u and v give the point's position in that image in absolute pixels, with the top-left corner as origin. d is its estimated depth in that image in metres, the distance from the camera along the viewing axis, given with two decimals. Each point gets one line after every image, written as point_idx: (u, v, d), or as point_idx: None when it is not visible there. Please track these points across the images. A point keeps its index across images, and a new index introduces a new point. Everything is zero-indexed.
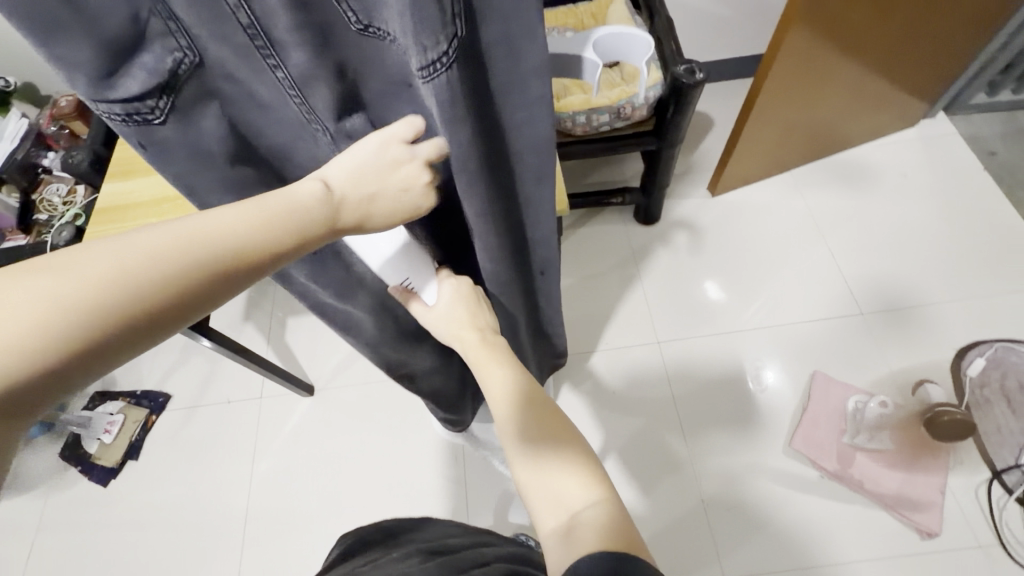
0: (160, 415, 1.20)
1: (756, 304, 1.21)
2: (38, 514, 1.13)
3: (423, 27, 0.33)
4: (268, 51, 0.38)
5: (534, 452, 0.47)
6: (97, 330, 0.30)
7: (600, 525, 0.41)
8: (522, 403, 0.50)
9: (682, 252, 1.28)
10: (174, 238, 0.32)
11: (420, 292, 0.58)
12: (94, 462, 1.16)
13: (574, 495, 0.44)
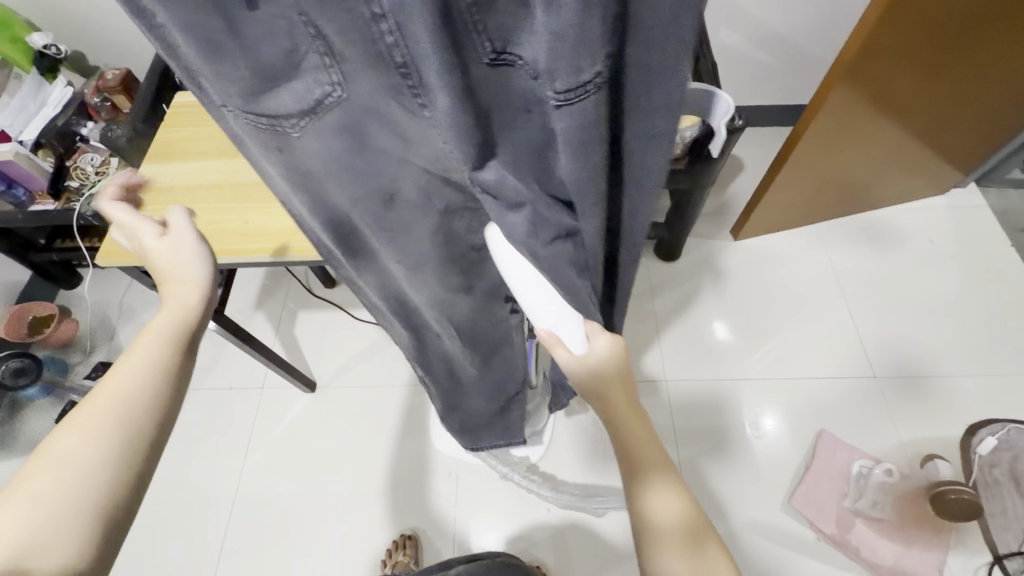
0: None
1: (763, 349, 1.21)
2: None
3: (575, 55, 0.35)
4: (416, 90, 0.39)
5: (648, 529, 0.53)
6: (117, 441, 0.41)
7: None
8: (641, 474, 0.56)
9: (699, 291, 1.28)
10: (115, 382, 0.44)
11: (567, 341, 0.57)
12: None
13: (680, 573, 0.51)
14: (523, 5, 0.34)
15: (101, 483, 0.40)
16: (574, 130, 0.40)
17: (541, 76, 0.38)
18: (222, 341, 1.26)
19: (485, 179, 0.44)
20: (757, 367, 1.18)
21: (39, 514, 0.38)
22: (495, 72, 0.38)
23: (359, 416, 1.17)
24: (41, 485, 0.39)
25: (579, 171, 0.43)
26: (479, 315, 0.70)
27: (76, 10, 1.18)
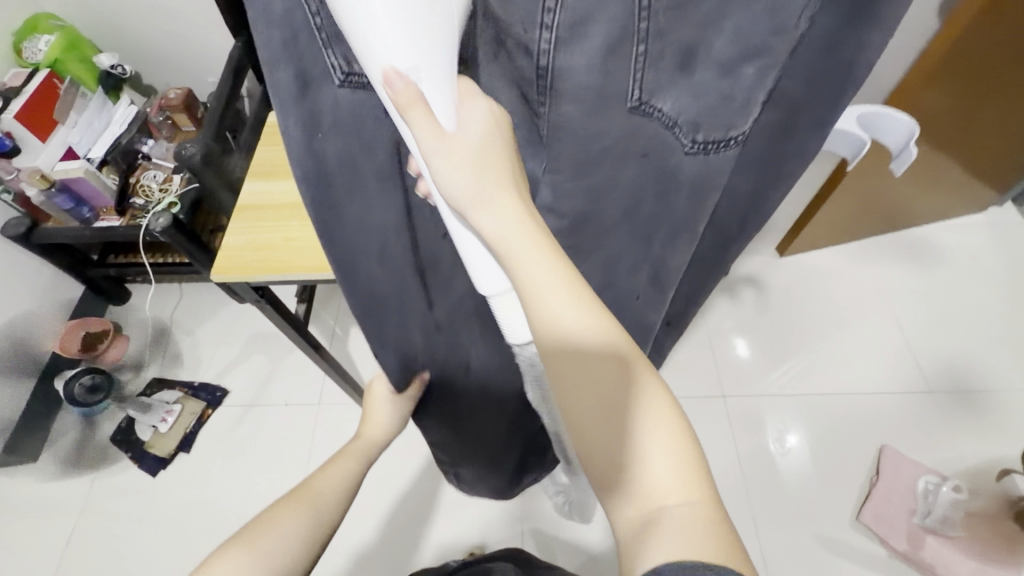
0: (217, 409, 1.19)
1: (783, 366, 1.22)
2: (83, 497, 1.11)
3: (726, 109, 0.35)
4: (544, 95, 0.35)
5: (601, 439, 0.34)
6: (330, 506, 0.55)
7: (697, 530, 0.31)
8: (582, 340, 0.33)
9: (745, 306, 1.30)
10: (331, 470, 0.60)
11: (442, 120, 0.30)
12: (146, 450, 1.15)
13: (659, 486, 0.32)
14: (685, 67, 0.34)
15: (311, 529, 0.52)
16: (700, 175, 0.40)
17: (678, 127, 0.37)
18: (276, 355, 1.26)
19: (567, 184, 0.42)
20: (806, 384, 1.19)
21: (276, 536, 0.49)
22: (631, 120, 0.37)
23: (416, 431, 1.17)
24: (285, 514, 0.51)
25: (692, 212, 0.44)
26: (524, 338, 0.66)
27: (135, 30, 1.19)
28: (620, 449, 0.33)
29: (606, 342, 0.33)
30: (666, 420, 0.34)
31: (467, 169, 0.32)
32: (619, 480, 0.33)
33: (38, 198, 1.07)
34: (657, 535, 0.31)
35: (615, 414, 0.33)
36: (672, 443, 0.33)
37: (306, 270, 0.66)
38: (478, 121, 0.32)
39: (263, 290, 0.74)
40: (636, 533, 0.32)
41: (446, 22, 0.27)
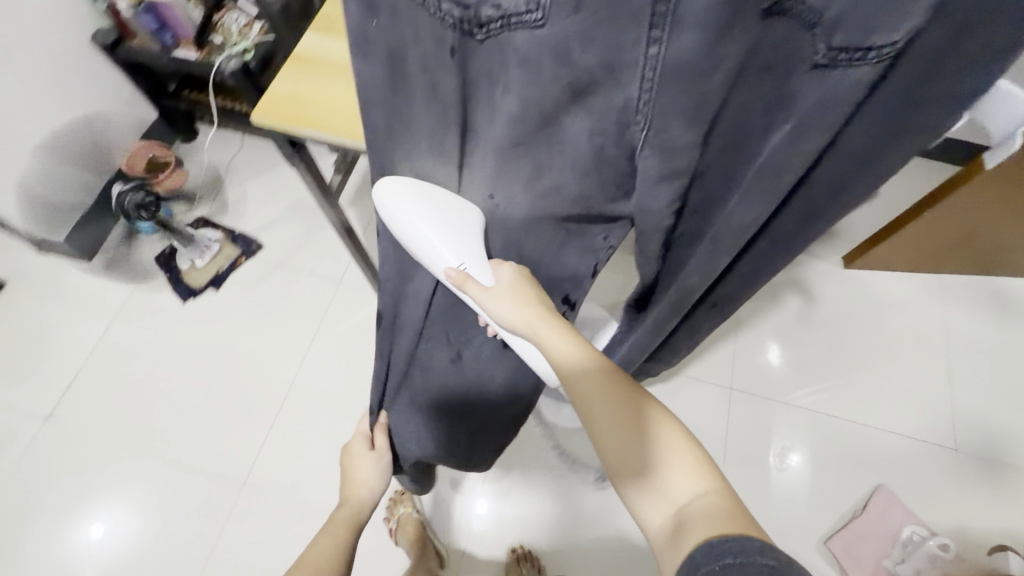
0: (249, 259, 1.26)
1: (805, 378, 1.15)
2: (120, 302, 1.21)
3: (882, 11, 0.30)
4: (657, 23, 0.33)
5: (630, 475, 0.45)
6: None
7: (710, 512, 0.40)
8: (603, 390, 0.48)
9: (788, 308, 1.22)
10: None
11: (478, 274, 0.56)
12: (181, 276, 1.23)
13: (679, 492, 0.43)
14: None
15: None
16: (823, 100, 0.36)
17: (818, 28, 0.32)
18: (313, 226, 1.29)
19: (670, 133, 0.39)
20: (828, 408, 1.12)
21: None
22: (760, 29, 0.33)
23: None
24: None
25: (790, 154, 0.40)
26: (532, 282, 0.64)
27: None
28: (637, 459, 0.45)
29: (616, 392, 0.47)
30: (670, 435, 0.46)
31: (504, 310, 0.55)
32: (649, 497, 0.44)
33: (127, 12, 1.10)
34: (686, 526, 0.40)
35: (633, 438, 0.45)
36: (670, 443, 0.45)
37: (342, 136, 0.64)
38: (507, 278, 0.57)
39: (299, 148, 0.73)
40: (669, 533, 0.41)
41: (469, 228, 0.55)
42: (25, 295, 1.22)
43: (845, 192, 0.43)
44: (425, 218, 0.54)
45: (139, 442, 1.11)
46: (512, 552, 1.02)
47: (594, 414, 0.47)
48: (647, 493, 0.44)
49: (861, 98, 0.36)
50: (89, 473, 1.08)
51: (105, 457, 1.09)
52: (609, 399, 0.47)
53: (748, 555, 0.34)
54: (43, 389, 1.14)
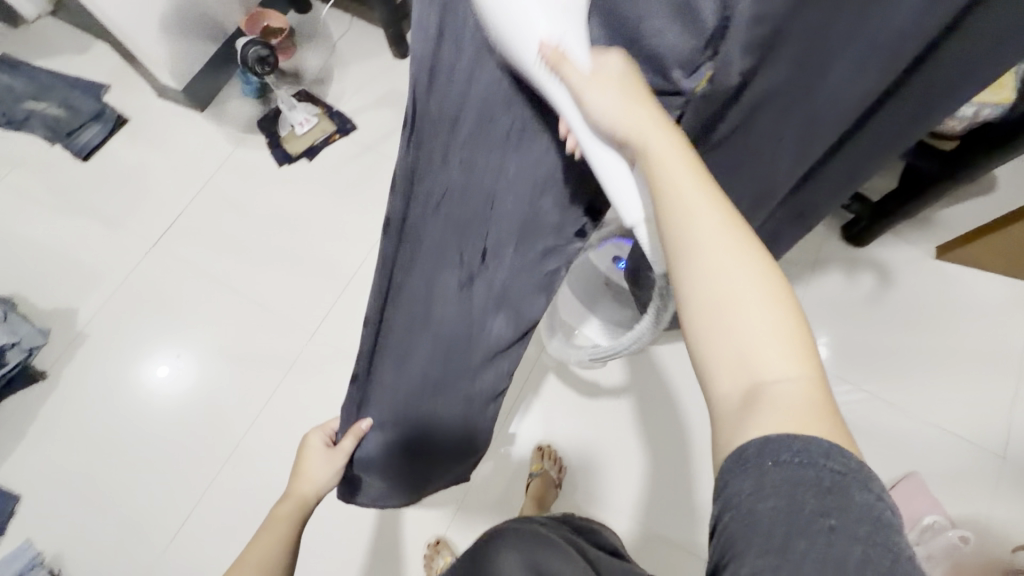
0: (342, 137, 1.32)
1: (861, 357, 1.14)
2: (225, 155, 1.31)
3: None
4: None
5: (710, 328, 0.36)
6: None
7: (795, 403, 0.33)
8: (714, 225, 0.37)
9: (861, 286, 1.18)
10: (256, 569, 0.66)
11: (576, 48, 0.38)
12: (281, 142, 1.31)
13: (768, 369, 0.34)
14: None
15: None
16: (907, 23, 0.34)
17: None
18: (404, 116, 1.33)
19: None
20: (870, 403, 1.10)
21: None
22: None
23: None
24: None
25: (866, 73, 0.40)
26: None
27: None
28: (725, 319, 0.36)
29: (734, 230, 0.37)
30: (778, 301, 0.36)
31: (613, 123, 0.39)
32: (729, 357, 0.36)
33: None
34: (768, 407, 0.33)
35: (733, 289, 0.36)
36: (772, 313, 0.36)
37: None
38: (615, 69, 0.39)
39: None
40: (739, 406, 0.34)
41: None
42: (148, 133, 1.34)
43: (934, 106, 0.44)
44: None
45: (225, 280, 1.21)
46: (537, 449, 1.09)
47: (700, 251, 0.37)
48: (719, 350, 0.36)
49: (916, 55, 0.38)
50: (182, 298, 1.20)
51: (196, 287, 1.21)
52: (728, 244, 0.37)
53: (812, 459, 0.31)
54: (152, 218, 1.26)
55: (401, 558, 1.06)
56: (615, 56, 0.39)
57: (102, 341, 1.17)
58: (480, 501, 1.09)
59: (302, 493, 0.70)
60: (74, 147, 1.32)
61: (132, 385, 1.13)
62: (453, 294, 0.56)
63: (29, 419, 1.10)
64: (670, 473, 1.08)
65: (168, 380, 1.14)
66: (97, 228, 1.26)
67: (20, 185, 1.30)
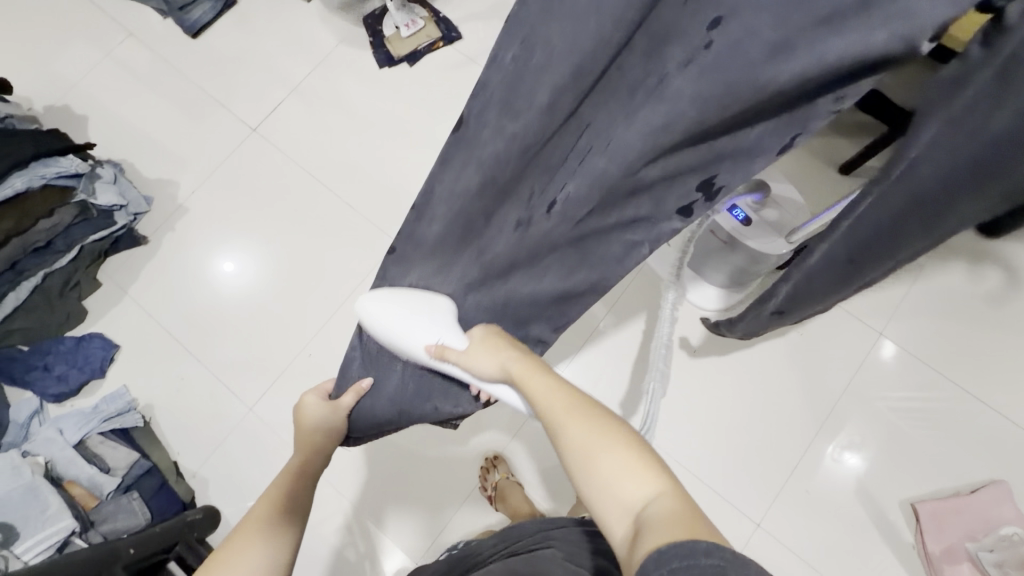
0: (446, 46, 1.27)
1: (965, 355, 1.06)
2: (328, 50, 1.29)
3: None
4: None
5: (587, 488, 0.45)
6: (277, 537, 0.60)
7: (665, 515, 0.39)
8: (564, 410, 0.49)
9: (982, 282, 1.08)
10: (268, 504, 0.63)
11: (453, 342, 0.57)
12: (384, 43, 1.28)
13: (631, 495, 0.42)
14: None
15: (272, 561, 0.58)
16: None
17: None
18: None
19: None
20: (918, 424, 1.04)
21: None
22: None
23: None
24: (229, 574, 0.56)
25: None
26: (665, 173, 0.46)
27: None
28: (595, 479, 0.44)
29: (575, 403, 0.49)
30: (621, 445, 0.45)
31: (482, 363, 0.55)
32: (608, 504, 0.43)
33: None
34: (647, 529, 0.39)
35: (588, 450, 0.45)
36: (621, 455, 0.44)
37: None
38: (478, 332, 0.57)
39: None
40: (630, 539, 0.40)
41: (438, 310, 0.59)
42: (254, 17, 1.33)
43: None
44: (402, 312, 0.59)
45: (314, 175, 1.22)
46: None
47: (566, 428, 0.47)
48: (602, 500, 0.43)
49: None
50: (273, 187, 1.22)
51: (287, 178, 1.22)
52: (574, 415, 0.48)
53: (695, 558, 0.34)
54: (252, 104, 1.27)
55: (456, 467, 1.09)
56: (479, 329, 0.58)
57: (197, 218, 1.21)
58: (538, 427, 1.10)
59: (307, 446, 0.67)
60: (184, 22, 1.31)
61: (206, 279, 1.17)
62: (479, 242, 0.59)
63: (132, 278, 1.17)
64: (734, 436, 1.06)
65: (253, 257, 1.18)
66: (201, 108, 1.28)
67: (130, 56, 1.32)
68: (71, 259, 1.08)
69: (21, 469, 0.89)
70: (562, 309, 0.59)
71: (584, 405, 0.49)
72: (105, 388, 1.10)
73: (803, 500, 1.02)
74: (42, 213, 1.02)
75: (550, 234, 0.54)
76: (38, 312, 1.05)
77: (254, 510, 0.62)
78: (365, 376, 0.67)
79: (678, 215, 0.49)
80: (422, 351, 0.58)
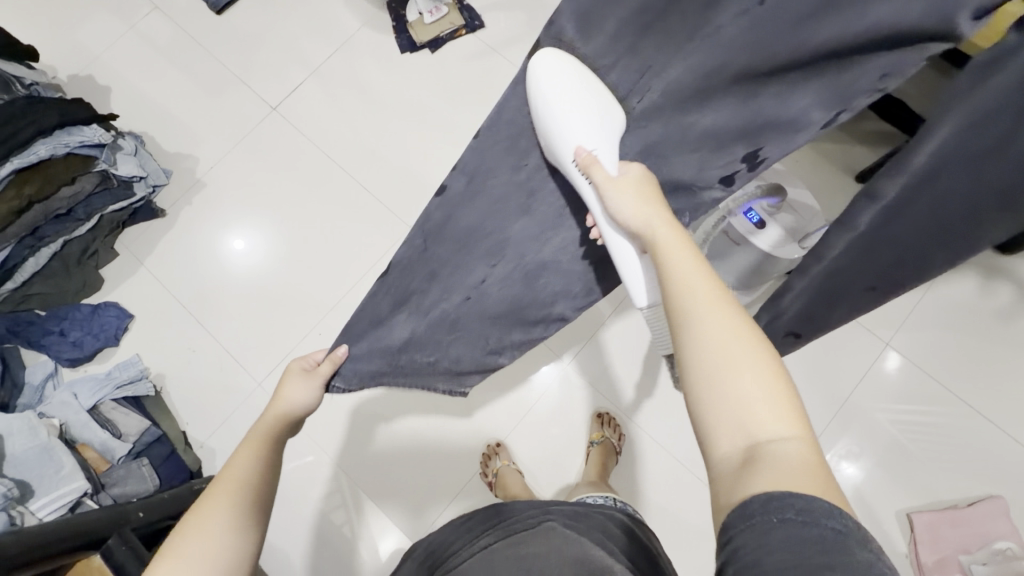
0: (468, 34, 1.27)
1: (971, 370, 1.06)
2: (350, 33, 1.29)
3: None
4: None
5: (703, 390, 0.40)
6: (250, 518, 0.53)
7: (794, 462, 0.35)
8: (708, 298, 0.42)
9: (993, 298, 1.08)
10: (239, 476, 0.55)
11: (603, 159, 0.54)
12: (407, 28, 1.28)
13: (760, 424, 0.37)
14: None
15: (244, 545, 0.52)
16: None
17: None
18: (536, 23, 1.27)
19: None
20: (918, 437, 1.04)
21: None
22: None
23: None
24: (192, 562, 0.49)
25: None
26: (714, 131, 0.54)
27: None
28: (723, 384, 0.39)
29: (720, 298, 0.42)
30: (763, 365, 0.39)
31: (628, 214, 0.51)
32: (724, 422, 0.38)
33: None
34: (764, 465, 0.35)
35: (725, 352, 0.40)
36: (759, 379, 0.38)
37: None
38: (634, 175, 0.54)
39: None
40: (740, 464, 0.36)
41: (600, 112, 0.56)
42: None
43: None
44: (564, 90, 0.56)
45: (332, 156, 1.23)
46: (598, 416, 1.09)
47: (700, 319, 0.41)
48: (717, 415, 0.39)
49: None
50: (292, 165, 1.23)
51: (304, 158, 1.23)
52: (718, 303, 0.42)
53: (812, 518, 0.32)
54: (274, 83, 1.28)
55: (458, 452, 1.11)
56: (638, 169, 0.54)
57: (215, 193, 1.22)
58: (541, 417, 1.11)
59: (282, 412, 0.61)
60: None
61: (221, 254, 1.18)
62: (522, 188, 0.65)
63: (149, 250, 1.18)
64: None
65: (267, 235, 1.19)
66: (222, 84, 1.29)
67: (154, 29, 1.33)
68: (91, 228, 1.10)
69: (38, 429, 0.91)
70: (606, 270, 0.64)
71: (732, 302, 0.42)
72: (119, 355, 1.12)
73: None
74: (65, 179, 1.03)
75: None
76: (56, 277, 1.08)
77: (220, 483, 0.54)
78: (341, 344, 0.67)
79: (719, 183, 0.57)
80: (571, 147, 0.56)
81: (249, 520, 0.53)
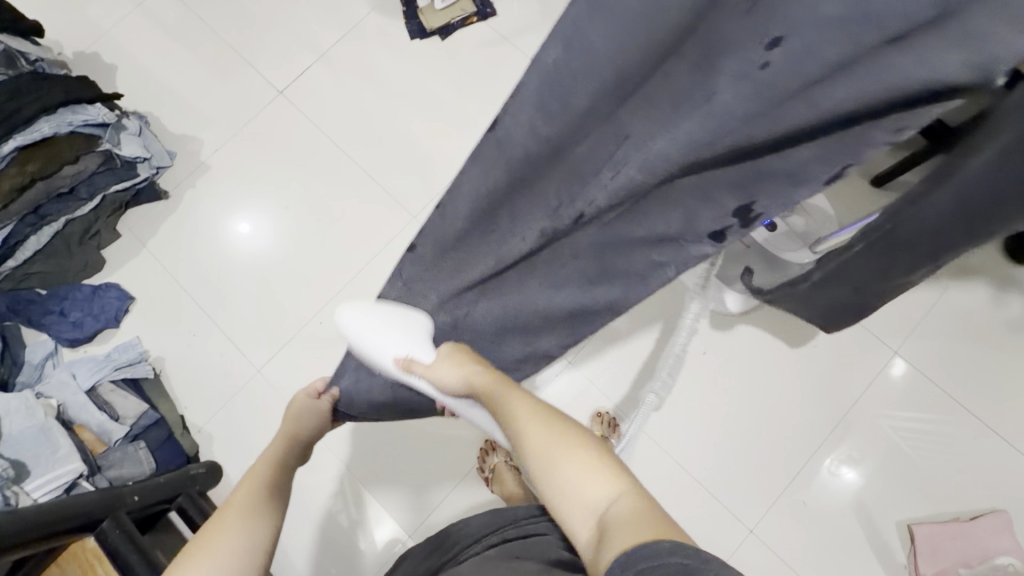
0: (480, 22, 1.25)
1: (979, 381, 1.04)
2: (360, 17, 1.27)
3: None
4: None
5: (548, 488, 0.49)
6: (261, 524, 0.57)
7: (624, 515, 0.44)
8: (529, 415, 0.53)
9: (1005, 308, 1.06)
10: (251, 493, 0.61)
11: (419, 357, 0.60)
12: (418, 14, 1.26)
13: (595, 495, 0.47)
14: None
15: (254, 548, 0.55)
16: None
17: None
18: (549, 12, 1.24)
19: None
20: (922, 447, 1.02)
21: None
22: None
23: None
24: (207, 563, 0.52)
25: None
26: (703, 184, 0.45)
27: None
28: (557, 481, 0.49)
29: (538, 414, 0.53)
30: (581, 448, 0.50)
31: (446, 376, 0.57)
32: (572, 506, 0.48)
33: None
34: (611, 533, 0.43)
35: (549, 456, 0.50)
36: (582, 461, 0.49)
37: None
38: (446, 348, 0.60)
39: None
40: (597, 539, 0.45)
41: (414, 327, 0.62)
42: None
43: None
44: (371, 322, 0.62)
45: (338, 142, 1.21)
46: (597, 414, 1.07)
47: (527, 435, 0.51)
48: (566, 500, 0.48)
49: None
50: (296, 151, 1.21)
51: (309, 144, 1.22)
52: (536, 424, 0.52)
53: (661, 558, 0.38)
54: (281, 67, 1.26)
55: (455, 446, 1.10)
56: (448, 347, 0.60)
57: (219, 176, 1.21)
58: None
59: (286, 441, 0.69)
60: None
61: (222, 238, 1.17)
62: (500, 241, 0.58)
63: (151, 232, 1.18)
64: (736, 441, 1.05)
65: (271, 220, 1.18)
66: (229, 66, 1.27)
67: (161, 8, 1.31)
68: (93, 208, 1.09)
69: (35, 409, 0.91)
70: (575, 325, 0.58)
71: (545, 413, 0.53)
72: (119, 337, 1.12)
73: (798, 510, 1.02)
74: (69, 158, 1.03)
75: (583, 242, 0.54)
76: (58, 256, 1.07)
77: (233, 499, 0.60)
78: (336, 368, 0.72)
79: (709, 239, 0.47)
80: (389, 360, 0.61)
81: (259, 520, 0.57)
